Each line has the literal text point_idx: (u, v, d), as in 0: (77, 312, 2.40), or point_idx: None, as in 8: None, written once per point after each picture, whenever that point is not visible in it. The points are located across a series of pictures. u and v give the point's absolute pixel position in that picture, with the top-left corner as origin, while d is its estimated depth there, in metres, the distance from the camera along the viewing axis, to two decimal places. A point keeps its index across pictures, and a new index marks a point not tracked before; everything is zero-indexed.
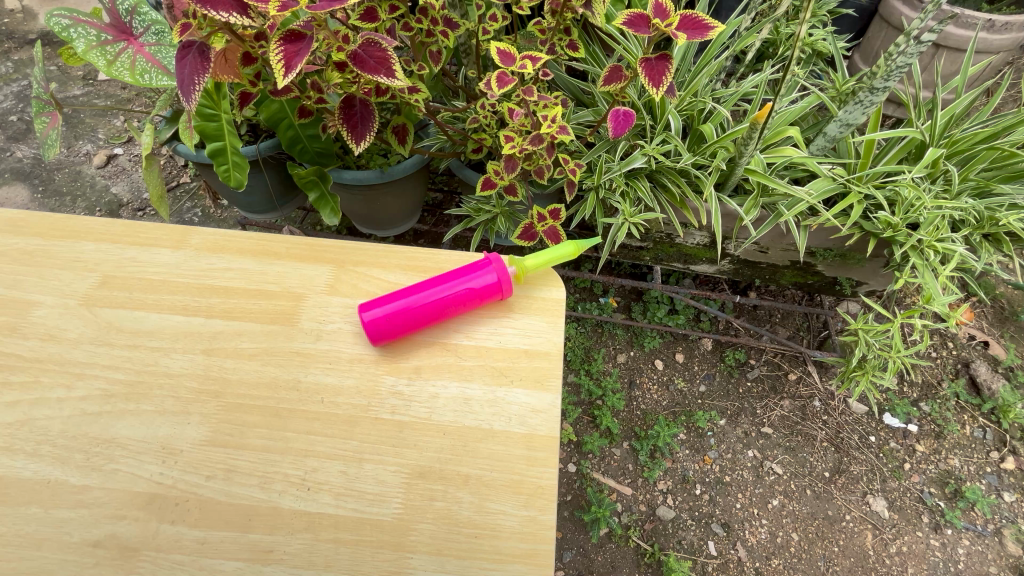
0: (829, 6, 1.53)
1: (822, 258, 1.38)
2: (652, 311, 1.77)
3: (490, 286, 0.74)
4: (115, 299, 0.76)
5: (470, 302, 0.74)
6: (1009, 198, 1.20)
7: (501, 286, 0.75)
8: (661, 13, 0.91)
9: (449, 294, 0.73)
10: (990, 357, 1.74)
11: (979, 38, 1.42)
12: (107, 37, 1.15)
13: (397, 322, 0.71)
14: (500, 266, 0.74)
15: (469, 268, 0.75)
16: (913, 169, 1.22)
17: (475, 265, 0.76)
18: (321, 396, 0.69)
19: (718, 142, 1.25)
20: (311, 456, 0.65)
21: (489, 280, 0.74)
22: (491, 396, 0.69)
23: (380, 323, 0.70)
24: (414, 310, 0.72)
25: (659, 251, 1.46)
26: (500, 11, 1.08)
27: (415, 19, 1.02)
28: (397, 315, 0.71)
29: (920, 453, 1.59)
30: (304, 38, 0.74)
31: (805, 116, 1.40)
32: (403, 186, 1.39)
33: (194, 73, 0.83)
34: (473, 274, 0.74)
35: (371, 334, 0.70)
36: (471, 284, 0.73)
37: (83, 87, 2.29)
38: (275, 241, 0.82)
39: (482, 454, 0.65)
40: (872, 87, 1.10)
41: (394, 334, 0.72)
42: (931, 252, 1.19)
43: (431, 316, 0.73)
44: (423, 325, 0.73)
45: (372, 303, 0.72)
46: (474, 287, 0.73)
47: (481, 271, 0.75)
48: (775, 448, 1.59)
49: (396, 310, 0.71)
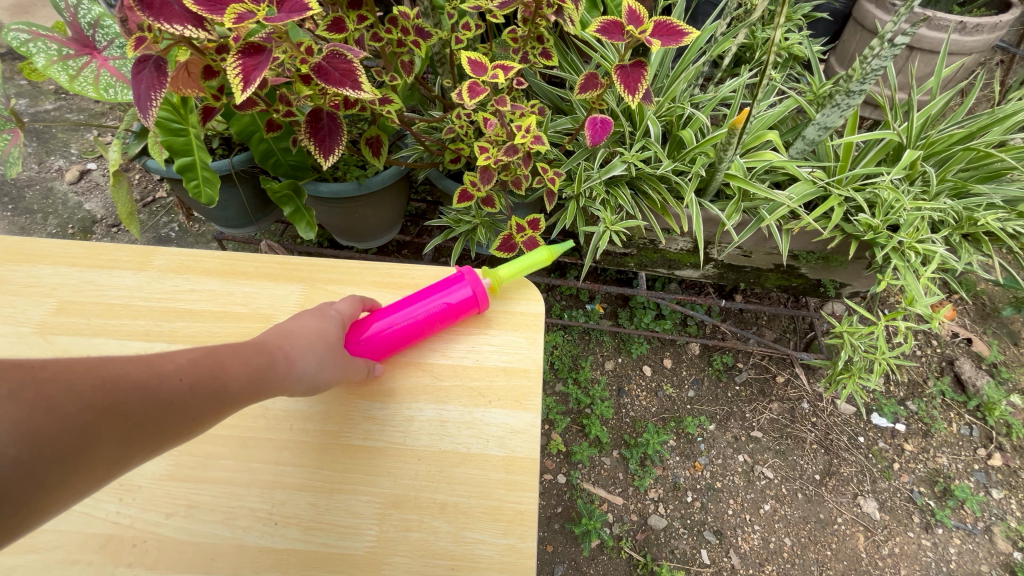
0: (803, 11, 1.53)
1: (805, 261, 1.38)
2: (639, 316, 1.76)
3: (464, 300, 0.71)
4: (72, 326, 0.72)
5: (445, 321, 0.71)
6: (987, 199, 1.19)
7: (478, 300, 0.72)
8: (635, 20, 0.90)
9: (421, 314, 0.68)
10: (974, 354, 1.77)
11: (951, 40, 1.42)
12: (68, 51, 1.11)
13: (370, 345, 0.67)
14: (472, 276, 0.71)
15: (442, 283, 0.72)
16: (891, 171, 1.22)
17: (445, 279, 0.72)
18: (290, 424, 0.66)
19: (697, 147, 1.24)
20: (280, 488, 0.62)
21: (463, 295, 0.71)
22: (469, 417, 0.67)
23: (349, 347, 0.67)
24: (388, 334, 0.67)
25: (643, 257, 1.44)
26: (473, 20, 1.06)
27: (385, 29, 1.00)
28: (370, 340, 0.67)
29: (908, 452, 1.60)
30: (264, 51, 0.72)
31: (784, 120, 1.40)
32: (381, 198, 1.37)
33: (150, 88, 0.80)
34: (447, 289, 0.70)
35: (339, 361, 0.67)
36: (444, 301, 0.70)
37: (55, 102, 2.25)
38: (243, 260, 0.79)
39: (459, 480, 0.63)
40: (848, 90, 1.10)
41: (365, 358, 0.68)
42: (912, 253, 1.17)
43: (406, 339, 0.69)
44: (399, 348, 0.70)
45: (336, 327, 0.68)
46: (449, 302, 0.70)
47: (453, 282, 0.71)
48: (765, 452, 1.58)
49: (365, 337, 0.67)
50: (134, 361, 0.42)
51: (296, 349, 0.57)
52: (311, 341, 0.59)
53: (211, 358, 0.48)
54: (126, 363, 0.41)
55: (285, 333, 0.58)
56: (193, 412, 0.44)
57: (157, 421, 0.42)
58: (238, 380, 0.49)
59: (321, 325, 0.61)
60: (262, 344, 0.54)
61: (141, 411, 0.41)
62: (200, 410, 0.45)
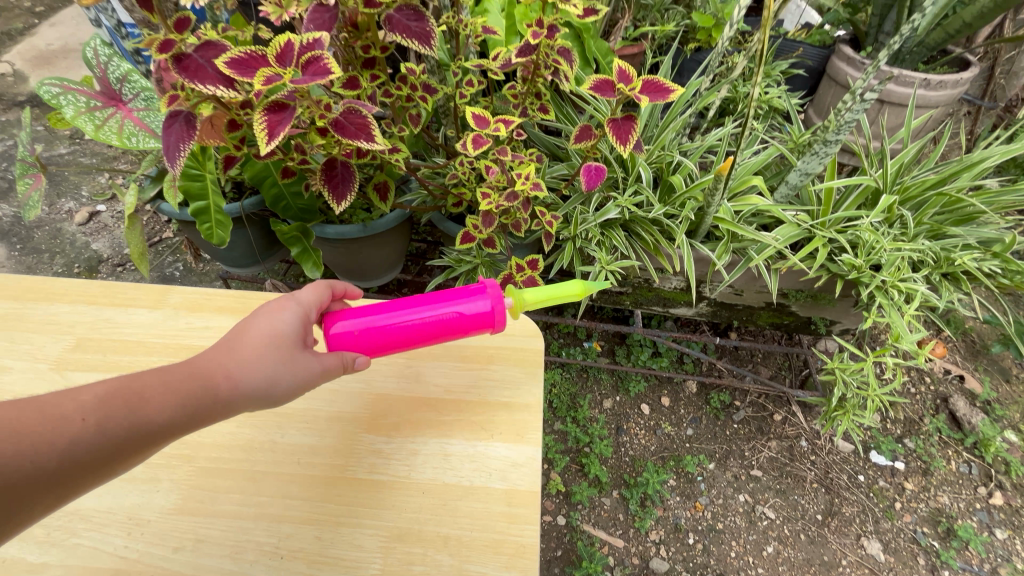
0: (780, 68, 1.65)
1: (795, 299, 1.42)
2: (636, 354, 1.79)
3: (475, 314, 0.62)
4: (87, 363, 0.75)
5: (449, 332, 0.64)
6: (962, 240, 1.26)
7: (493, 318, 0.63)
8: (625, 78, 0.98)
9: (421, 316, 0.62)
10: (968, 392, 1.79)
11: (917, 95, 1.52)
12: (96, 103, 1.20)
13: (353, 337, 0.62)
14: (493, 291, 0.63)
15: (462, 291, 0.64)
16: (870, 214, 1.29)
17: (466, 288, 0.65)
18: (297, 457, 0.68)
19: (687, 193, 1.30)
20: (286, 521, 0.63)
21: (475, 308, 0.63)
22: (472, 450, 0.69)
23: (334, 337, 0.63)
24: (376, 329, 0.62)
25: (639, 295, 1.49)
26: (476, 77, 1.15)
27: (396, 86, 1.08)
28: (366, 333, 0.62)
29: (909, 491, 1.59)
30: (287, 108, 0.80)
31: (768, 166, 1.49)
32: (385, 239, 1.42)
33: (180, 140, 0.88)
34: (463, 298, 0.63)
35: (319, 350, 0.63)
36: (450, 309, 0.62)
37: (69, 146, 2.34)
38: (254, 299, 0.83)
39: (462, 513, 0.64)
40: (825, 140, 1.19)
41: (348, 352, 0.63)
42: (896, 291, 1.22)
43: (396, 339, 0.63)
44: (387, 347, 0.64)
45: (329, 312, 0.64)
46: (457, 312, 0.62)
47: (470, 292, 0.64)
48: (766, 491, 1.57)
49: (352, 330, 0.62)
50: (37, 408, 0.45)
51: (240, 365, 0.56)
52: (262, 354, 0.58)
53: (129, 392, 0.50)
54: (26, 411, 0.45)
55: (234, 345, 0.58)
56: (98, 457, 0.47)
57: (57, 472, 0.45)
58: (162, 412, 0.51)
59: (277, 327, 0.60)
60: (201, 365, 0.55)
61: (31, 467, 0.44)
62: (104, 454, 0.48)
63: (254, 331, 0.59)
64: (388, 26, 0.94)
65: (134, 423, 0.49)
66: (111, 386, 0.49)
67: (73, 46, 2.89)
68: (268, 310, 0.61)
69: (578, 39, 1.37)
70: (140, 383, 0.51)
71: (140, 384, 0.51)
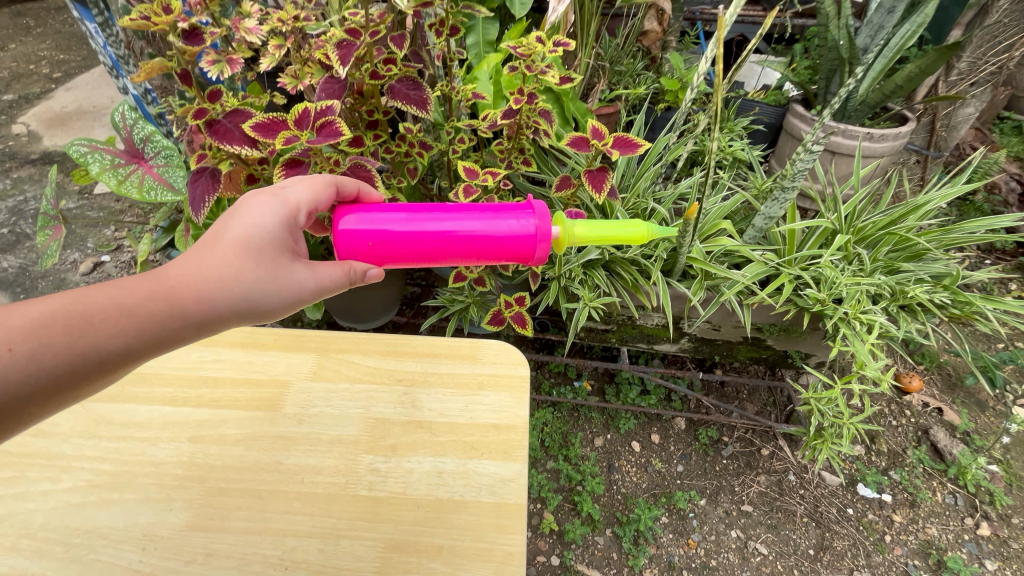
0: (742, 124, 1.83)
1: (769, 332, 1.51)
2: (625, 392, 1.85)
3: (518, 238, 0.68)
4: (106, 393, 0.81)
5: (490, 253, 0.70)
6: (915, 275, 1.38)
7: (536, 248, 0.69)
8: (598, 135, 1.12)
9: (465, 232, 0.68)
10: (947, 423, 1.85)
11: (863, 146, 1.68)
12: (119, 161, 1.31)
13: (397, 243, 0.69)
14: (542, 218, 0.67)
15: (509, 210, 0.69)
16: (829, 252, 1.40)
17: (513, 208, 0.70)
18: (301, 476, 0.73)
19: (661, 236, 1.43)
20: (290, 535, 0.68)
21: (519, 233, 0.68)
22: (463, 467, 0.75)
23: (380, 241, 0.69)
24: (422, 237, 0.69)
25: (624, 332, 1.57)
26: (467, 135, 1.29)
27: (395, 144, 1.22)
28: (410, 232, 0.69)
29: (898, 523, 1.62)
30: (302, 164, 0.92)
31: (736, 211, 1.62)
32: (382, 281, 1.51)
33: (204, 193, 0.98)
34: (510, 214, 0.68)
35: (365, 252, 0.70)
36: (494, 231, 0.68)
37: (78, 201, 2.45)
38: (262, 332, 0.90)
39: (454, 524, 0.69)
40: (784, 187, 1.32)
41: (393, 258, 0.71)
42: (857, 323, 1.32)
43: (436, 252, 0.70)
44: (431, 258, 0.70)
45: (379, 213, 0.70)
46: (499, 234, 0.68)
47: (519, 215, 0.69)
48: (757, 527, 1.60)
49: (396, 236, 0.69)
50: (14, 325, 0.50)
51: (210, 285, 0.61)
52: (227, 276, 0.62)
53: (77, 317, 0.53)
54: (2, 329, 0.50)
55: (203, 263, 0.62)
56: (67, 376, 0.53)
57: (17, 398, 0.50)
58: (121, 335, 0.55)
59: (250, 243, 0.65)
60: (164, 283, 0.59)
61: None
62: (76, 371, 0.53)
63: (218, 249, 0.62)
64: (390, 94, 1.08)
65: (86, 348, 0.53)
66: (59, 310, 0.53)
67: (87, 108, 3.07)
68: (240, 225, 0.65)
69: (558, 101, 1.52)
70: (92, 306, 0.55)
71: (91, 308, 0.54)
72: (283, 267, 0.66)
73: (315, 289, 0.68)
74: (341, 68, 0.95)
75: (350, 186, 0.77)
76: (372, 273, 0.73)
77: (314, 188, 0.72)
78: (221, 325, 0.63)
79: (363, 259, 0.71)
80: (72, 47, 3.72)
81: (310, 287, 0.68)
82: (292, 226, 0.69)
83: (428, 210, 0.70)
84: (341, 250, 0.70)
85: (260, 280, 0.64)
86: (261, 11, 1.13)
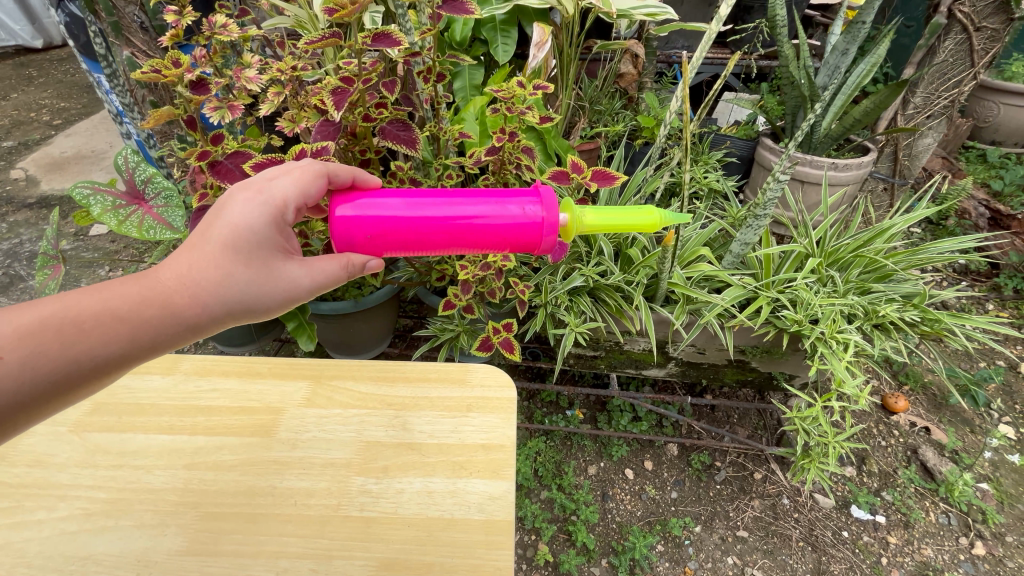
0: (717, 157, 1.93)
1: (752, 354, 1.55)
2: (616, 419, 1.86)
3: (524, 227, 0.68)
4: (103, 423, 0.83)
5: (493, 242, 0.70)
6: (885, 294, 1.45)
7: (542, 238, 0.69)
8: (577, 169, 1.19)
9: (469, 219, 0.68)
10: (935, 442, 1.87)
11: (829, 176, 1.79)
12: (121, 202, 1.36)
13: (398, 229, 0.69)
14: (548, 205, 0.68)
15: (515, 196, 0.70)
16: (802, 275, 1.47)
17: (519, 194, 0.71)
18: (294, 499, 0.75)
19: (642, 263, 1.50)
20: (283, 557, 0.69)
21: (525, 222, 0.68)
22: (453, 487, 0.77)
23: (381, 226, 0.69)
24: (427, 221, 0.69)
25: (612, 358, 1.61)
26: (455, 171, 1.36)
27: (387, 181, 1.28)
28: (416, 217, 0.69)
29: (893, 545, 1.62)
30: None
31: (715, 238, 1.69)
32: (375, 313, 1.55)
33: None
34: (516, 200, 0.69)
35: (364, 236, 0.70)
36: (500, 215, 0.68)
37: (74, 243, 2.49)
38: (258, 362, 0.93)
39: (444, 542, 0.71)
40: (756, 214, 1.39)
41: (395, 244, 0.71)
42: (834, 341, 1.37)
43: (440, 239, 0.70)
44: (435, 244, 0.71)
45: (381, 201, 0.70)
46: (504, 223, 0.68)
47: (524, 202, 0.69)
48: (754, 553, 1.59)
49: (398, 222, 0.68)
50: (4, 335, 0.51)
51: (202, 288, 0.62)
52: (216, 278, 0.63)
53: (68, 325, 0.55)
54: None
55: (193, 265, 0.63)
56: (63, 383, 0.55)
57: (14, 407, 0.52)
58: (113, 343, 0.57)
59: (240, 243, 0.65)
60: (157, 287, 0.61)
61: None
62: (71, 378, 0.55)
63: (206, 248, 0.63)
64: (382, 135, 1.15)
65: (79, 356, 0.55)
66: (50, 319, 0.54)
67: (86, 153, 3.16)
68: (229, 225, 0.65)
69: (541, 139, 1.61)
70: (83, 313, 0.56)
71: (82, 314, 0.56)
72: (275, 267, 0.68)
73: (310, 286, 0.70)
74: (335, 112, 1.02)
75: (344, 174, 0.74)
76: (374, 266, 0.75)
77: (304, 180, 0.71)
78: (215, 325, 0.65)
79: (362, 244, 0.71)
80: (73, 96, 3.85)
81: (304, 285, 0.70)
82: (282, 221, 0.69)
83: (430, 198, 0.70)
84: (339, 235, 0.70)
85: (251, 281, 0.65)
86: (261, 61, 1.21)
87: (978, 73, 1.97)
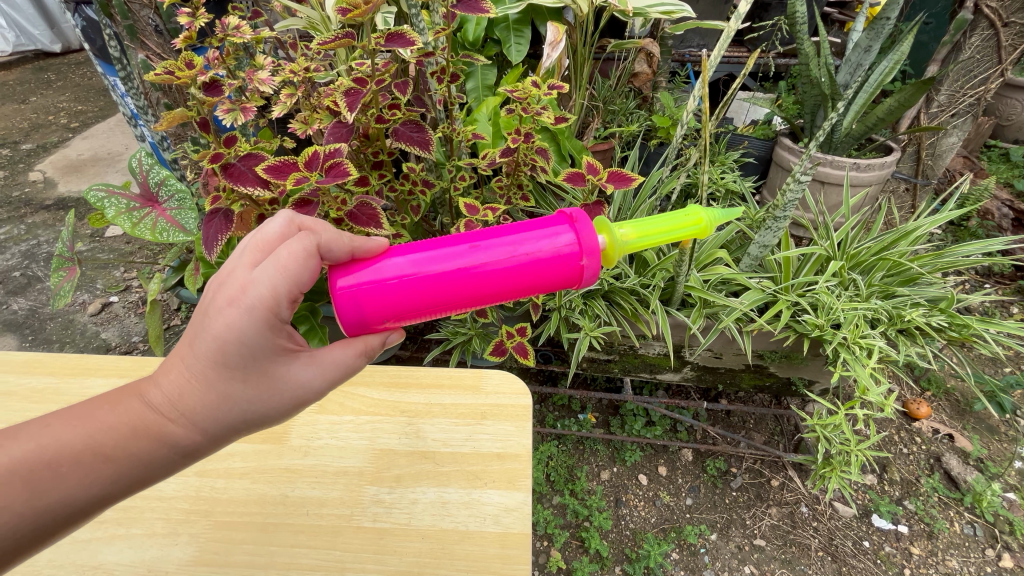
0: (733, 157, 1.90)
1: (770, 359, 1.51)
2: (629, 423, 1.83)
3: (560, 260, 0.61)
4: None
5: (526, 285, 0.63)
6: (909, 298, 1.41)
7: (582, 265, 0.62)
8: (593, 170, 1.16)
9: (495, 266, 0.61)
10: (959, 450, 1.82)
11: (851, 176, 1.74)
12: (135, 204, 1.36)
13: (414, 291, 0.61)
14: (581, 232, 0.61)
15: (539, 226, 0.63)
16: (824, 279, 1.44)
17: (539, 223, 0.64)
18: (306, 508, 0.74)
19: (658, 265, 1.47)
20: (295, 569, 0.68)
21: (558, 255, 0.61)
22: (468, 498, 0.75)
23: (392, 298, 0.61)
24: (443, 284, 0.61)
25: (626, 362, 1.58)
26: (468, 174, 1.35)
27: (399, 183, 1.28)
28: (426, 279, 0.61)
29: (916, 556, 1.57)
30: (311, 204, 1.00)
31: (732, 240, 1.66)
32: None
33: (217, 232, 1.03)
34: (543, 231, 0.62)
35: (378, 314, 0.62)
36: (531, 254, 0.61)
37: (89, 244, 2.52)
38: None
39: (458, 555, 0.69)
40: (776, 216, 1.35)
41: (414, 311, 0.63)
42: (857, 347, 1.32)
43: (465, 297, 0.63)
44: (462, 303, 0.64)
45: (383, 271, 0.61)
46: (535, 260, 0.61)
47: (551, 235, 0.62)
48: (771, 562, 1.55)
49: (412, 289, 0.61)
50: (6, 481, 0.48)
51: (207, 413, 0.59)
52: (216, 400, 0.58)
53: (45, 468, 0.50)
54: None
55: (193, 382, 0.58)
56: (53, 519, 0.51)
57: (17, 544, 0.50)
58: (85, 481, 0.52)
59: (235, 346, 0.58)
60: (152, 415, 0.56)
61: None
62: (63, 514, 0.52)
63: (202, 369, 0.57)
64: (395, 136, 1.14)
65: (58, 503, 0.51)
66: (26, 460, 0.49)
67: (101, 156, 3.20)
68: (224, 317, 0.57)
69: (554, 140, 1.58)
70: (63, 451, 0.51)
71: (59, 453, 0.51)
72: (277, 375, 0.61)
73: (321, 387, 0.64)
74: (349, 113, 1.00)
75: (339, 247, 0.61)
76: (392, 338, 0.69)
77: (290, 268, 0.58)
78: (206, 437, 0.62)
79: (374, 319, 0.63)
80: (89, 99, 3.91)
81: (314, 386, 0.63)
82: (277, 327, 0.59)
83: (443, 246, 0.63)
84: (347, 312, 0.61)
85: (253, 398, 0.60)
86: (273, 63, 1.20)
87: (1005, 71, 1.90)
